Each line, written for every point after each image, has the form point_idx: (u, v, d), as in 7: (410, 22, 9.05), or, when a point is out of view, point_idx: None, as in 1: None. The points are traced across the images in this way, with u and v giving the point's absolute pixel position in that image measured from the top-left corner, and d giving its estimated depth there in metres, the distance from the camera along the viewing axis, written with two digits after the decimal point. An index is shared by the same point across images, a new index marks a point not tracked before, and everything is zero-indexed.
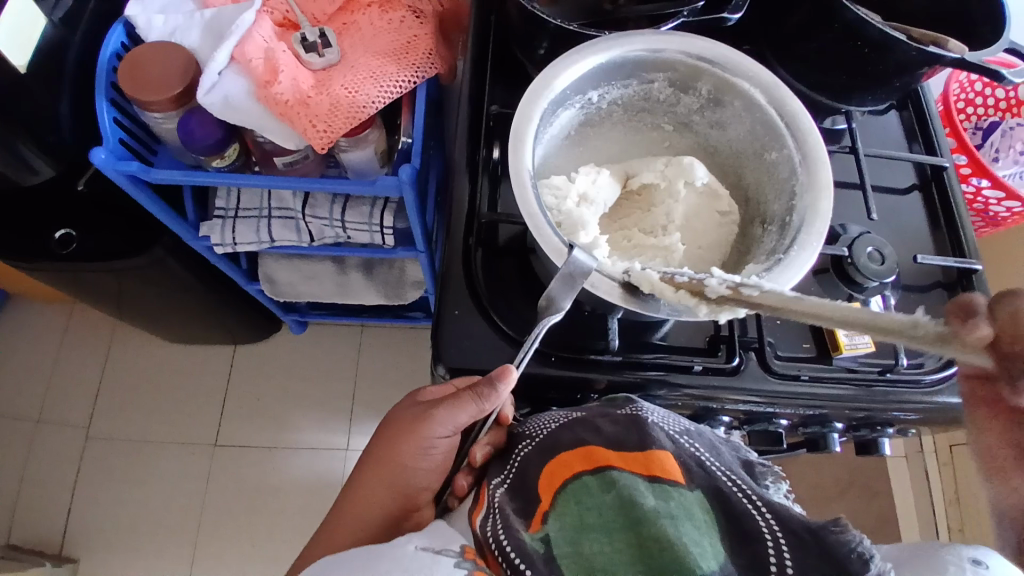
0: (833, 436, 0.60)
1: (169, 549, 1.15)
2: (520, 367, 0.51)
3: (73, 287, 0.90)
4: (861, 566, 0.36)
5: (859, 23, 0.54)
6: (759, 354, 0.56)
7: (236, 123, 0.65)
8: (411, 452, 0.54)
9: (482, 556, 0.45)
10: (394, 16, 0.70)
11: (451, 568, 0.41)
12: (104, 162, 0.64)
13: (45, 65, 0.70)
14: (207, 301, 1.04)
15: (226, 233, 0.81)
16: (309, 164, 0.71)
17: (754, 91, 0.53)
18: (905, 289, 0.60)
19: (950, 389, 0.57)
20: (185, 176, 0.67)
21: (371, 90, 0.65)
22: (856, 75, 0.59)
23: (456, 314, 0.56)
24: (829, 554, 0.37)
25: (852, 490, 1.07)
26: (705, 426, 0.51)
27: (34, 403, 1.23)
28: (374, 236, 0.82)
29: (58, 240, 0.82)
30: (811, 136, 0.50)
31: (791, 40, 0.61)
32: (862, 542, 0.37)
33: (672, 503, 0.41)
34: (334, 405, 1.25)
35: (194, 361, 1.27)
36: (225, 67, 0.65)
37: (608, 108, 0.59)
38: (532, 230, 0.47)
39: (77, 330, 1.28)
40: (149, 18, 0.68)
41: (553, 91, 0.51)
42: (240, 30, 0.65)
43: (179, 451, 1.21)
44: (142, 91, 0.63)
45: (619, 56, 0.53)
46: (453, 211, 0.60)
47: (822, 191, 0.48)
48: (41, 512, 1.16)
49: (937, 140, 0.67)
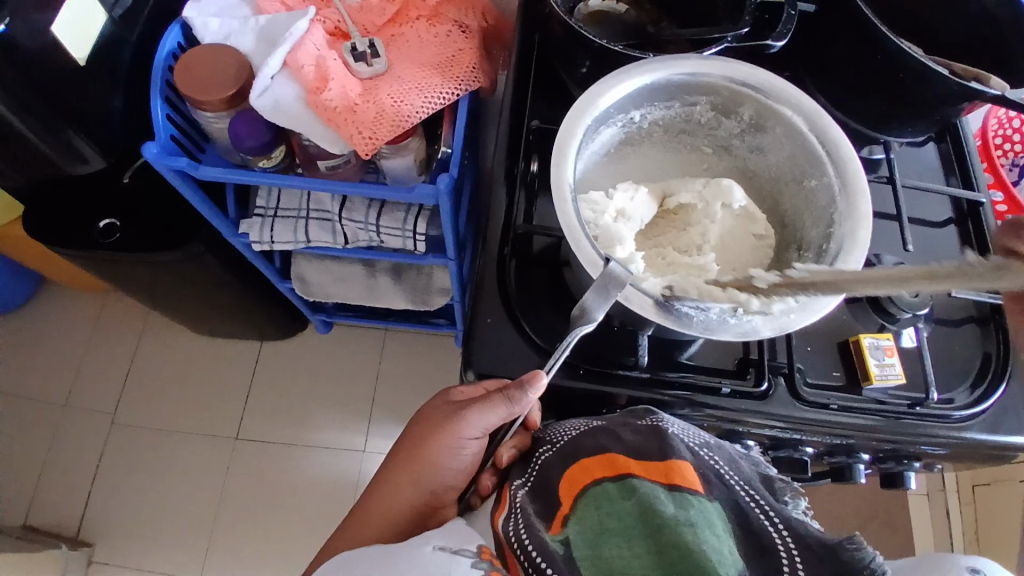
0: (859, 467, 0.59)
1: (185, 538, 1.17)
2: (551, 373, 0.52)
3: (113, 276, 0.93)
4: None
5: (902, 55, 0.55)
6: (788, 379, 0.56)
7: (284, 126, 0.68)
8: (439, 451, 0.55)
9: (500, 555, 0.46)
10: (441, 30, 0.72)
11: (468, 568, 0.42)
12: (154, 157, 0.67)
13: (103, 62, 0.73)
14: (238, 296, 1.07)
15: (264, 232, 0.83)
16: (350, 169, 0.73)
17: (796, 118, 0.53)
18: (938, 322, 0.60)
19: (981, 425, 0.56)
20: (232, 174, 0.69)
21: (415, 100, 0.67)
22: (896, 106, 0.59)
23: (489, 321, 0.57)
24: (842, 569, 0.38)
25: (872, 525, 1.05)
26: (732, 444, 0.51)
27: (65, 386, 1.27)
28: (407, 242, 0.83)
29: (102, 229, 0.85)
30: (851, 166, 0.51)
31: (833, 69, 0.62)
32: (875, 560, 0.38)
33: (692, 511, 0.40)
34: (353, 405, 1.27)
35: (220, 355, 1.30)
36: (277, 72, 0.67)
37: (649, 128, 0.60)
38: (569, 242, 0.48)
39: (110, 319, 1.32)
40: (204, 21, 0.70)
41: (597, 108, 0.52)
42: (292, 37, 0.68)
43: (201, 442, 1.23)
44: (196, 91, 0.65)
45: (663, 78, 0.54)
46: (490, 222, 0.61)
47: (861, 222, 0.49)
48: (65, 494, 1.19)
49: (975, 174, 0.66)
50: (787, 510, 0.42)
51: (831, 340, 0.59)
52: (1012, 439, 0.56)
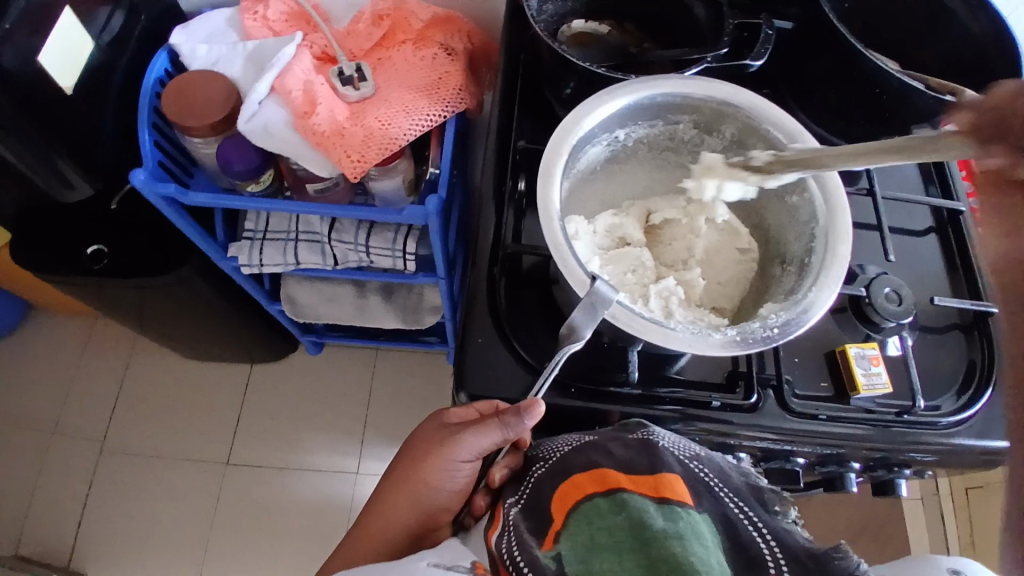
0: (850, 476, 0.60)
1: (175, 565, 1.15)
2: (540, 396, 0.53)
3: (100, 301, 0.93)
4: None
5: (878, 71, 0.56)
6: (777, 392, 0.57)
7: (273, 150, 0.68)
8: (435, 473, 0.55)
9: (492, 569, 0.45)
10: (427, 53, 0.73)
11: None
12: (142, 183, 0.67)
13: (92, 88, 0.73)
14: (229, 319, 1.06)
15: (253, 255, 0.83)
16: (339, 191, 0.73)
17: (777, 135, 0.55)
18: (922, 329, 0.61)
19: (968, 431, 0.57)
20: (219, 199, 0.69)
21: (403, 122, 0.68)
22: (874, 121, 0.61)
23: (479, 341, 0.58)
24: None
25: (867, 534, 1.06)
26: (697, 443, 0.52)
27: (52, 413, 1.25)
28: (396, 262, 0.84)
29: (89, 254, 0.85)
30: (832, 183, 0.52)
31: (811, 85, 0.64)
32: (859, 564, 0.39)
33: (681, 524, 0.40)
34: (345, 427, 1.26)
35: (209, 378, 1.29)
36: (265, 97, 0.68)
37: (633, 146, 0.61)
38: (558, 261, 0.49)
39: (98, 343, 1.31)
40: (193, 47, 0.71)
41: (582, 128, 0.53)
42: (280, 62, 0.68)
43: (190, 467, 1.22)
44: (184, 117, 0.66)
45: (648, 97, 0.55)
46: (479, 240, 0.62)
47: (841, 238, 0.50)
48: (52, 523, 1.17)
49: (953, 183, 0.68)
50: (773, 520, 0.43)
51: (818, 350, 0.60)
52: (997, 444, 0.57)
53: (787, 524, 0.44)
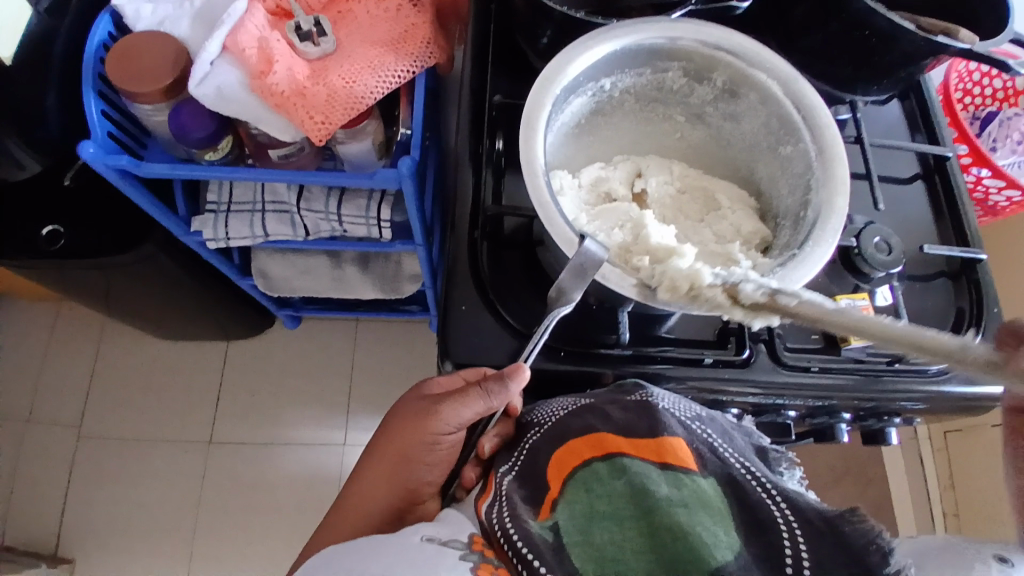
0: (840, 427, 0.60)
1: (166, 546, 1.13)
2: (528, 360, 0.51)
3: (62, 285, 0.88)
4: (882, 559, 0.36)
5: (868, 13, 0.54)
6: (768, 346, 0.56)
7: (230, 114, 0.64)
8: (415, 446, 0.53)
9: (487, 545, 0.43)
10: (391, 4, 0.68)
11: (457, 560, 0.41)
12: (92, 156, 0.62)
13: (31, 55, 0.67)
14: (200, 296, 1.02)
15: (219, 228, 0.79)
16: (305, 156, 0.69)
17: (771, 83, 0.52)
18: (910, 278, 0.60)
19: (958, 377, 0.56)
20: (178, 170, 0.65)
21: (369, 80, 0.63)
22: (862, 65, 0.59)
23: (463, 309, 0.55)
24: (843, 544, 0.37)
25: (848, 478, 1.10)
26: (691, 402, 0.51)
27: (24, 402, 1.21)
28: (371, 230, 0.80)
29: (45, 235, 0.79)
30: (828, 130, 0.50)
31: (797, 28, 0.61)
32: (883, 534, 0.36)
33: (685, 492, 0.39)
34: (330, 400, 1.24)
35: (186, 358, 1.25)
36: (217, 57, 0.62)
37: (620, 97, 0.58)
38: (542, 221, 0.46)
39: (66, 327, 1.26)
40: (137, 7, 0.65)
41: (566, 78, 0.50)
42: (231, 17, 0.63)
43: (173, 449, 1.19)
44: (131, 82, 0.61)
45: (633, 43, 0.52)
46: (457, 204, 0.59)
47: (838, 186, 0.48)
48: (34, 513, 1.14)
49: (938, 128, 0.67)
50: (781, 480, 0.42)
51: None
52: (987, 389, 0.56)
53: (795, 487, 0.43)
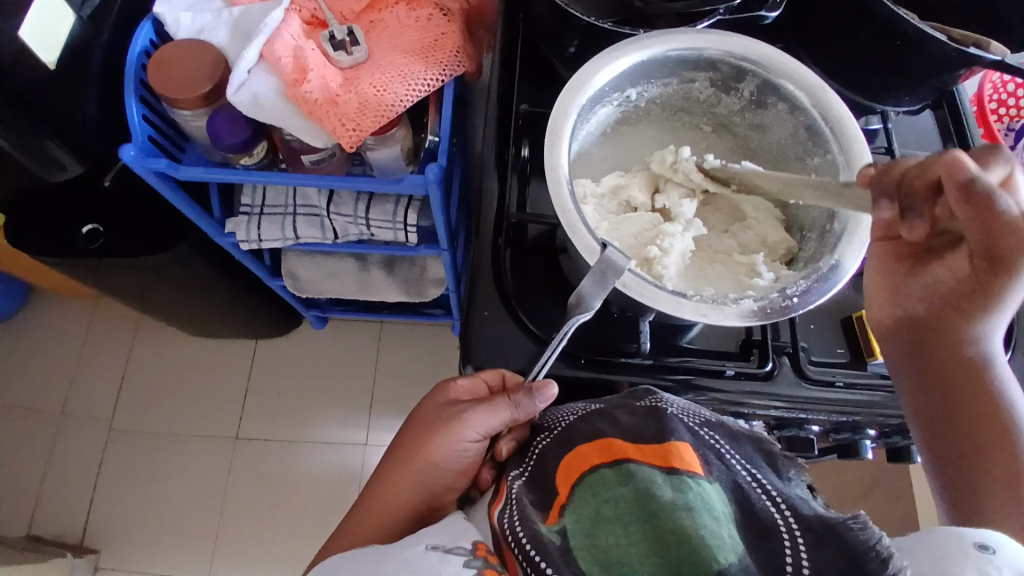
0: (865, 442, 0.59)
1: (192, 539, 1.16)
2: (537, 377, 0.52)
3: (99, 283, 0.91)
4: (880, 565, 0.35)
5: (899, 22, 0.53)
6: (793, 359, 0.55)
7: (264, 121, 0.66)
8: (441, 454, 0.53)
9: (491, 551, 0.44)
10: (422, 14, 0.70)
11: (460, 567, 0.41)
12: (132, 159, 0.64)
13: (77, 63, 0.70)
14: (230, 297, 1.05)
15: (251, 231, 0.81)
16: (335, 163, 0.71)
17: (799, 94, 0.52)
18: None
19: None
20: (215, 174, 0.67)
21: (399, 88, 0.65)
22: (893, 74, 0.58)
23: (486, 315, 0.56)
24: (845, 552, 0.36)
25: (875, 494, 1.08)
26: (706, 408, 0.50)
27: (60, 395, 1.25)
28: (398, 234, 0.81)
29: (85, 235, 0.82)
30: (856, 144, 0.49)
31: (826, 37, 0.60)
32: (883, 539, 0.35)
33: (691, 495, 0.39)
34: (352, 400, 1.26)
35: (214, 356, 1.28)
36: (254, 65, 0.65)
37: (645, 106, 0.58)
38: (565, 229, 0.47)
39: (101, 323, 1.30)
40: (177, 16, 0.68)
41: (592, 87, 0.51)
42: (269, 27, 0.65)
43: (200, 444, 1.22)
44: (171, 89, 0.63)
45: (660, 54, 0.52)
46: (482, 210, 0.60)
47: (864, 201, 0.48)
48: (66, 503, 1.18)
49: (973, 138, 0.65)
50: (788, 487, 0.42)
51: (834, 317, 0.58)
52: None
53: (803, 491, 0.42)
